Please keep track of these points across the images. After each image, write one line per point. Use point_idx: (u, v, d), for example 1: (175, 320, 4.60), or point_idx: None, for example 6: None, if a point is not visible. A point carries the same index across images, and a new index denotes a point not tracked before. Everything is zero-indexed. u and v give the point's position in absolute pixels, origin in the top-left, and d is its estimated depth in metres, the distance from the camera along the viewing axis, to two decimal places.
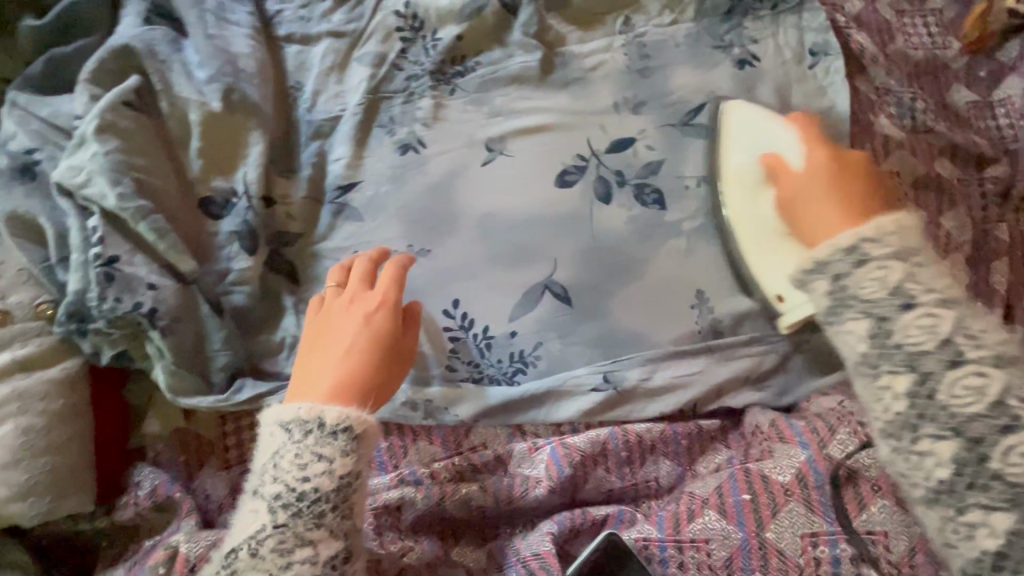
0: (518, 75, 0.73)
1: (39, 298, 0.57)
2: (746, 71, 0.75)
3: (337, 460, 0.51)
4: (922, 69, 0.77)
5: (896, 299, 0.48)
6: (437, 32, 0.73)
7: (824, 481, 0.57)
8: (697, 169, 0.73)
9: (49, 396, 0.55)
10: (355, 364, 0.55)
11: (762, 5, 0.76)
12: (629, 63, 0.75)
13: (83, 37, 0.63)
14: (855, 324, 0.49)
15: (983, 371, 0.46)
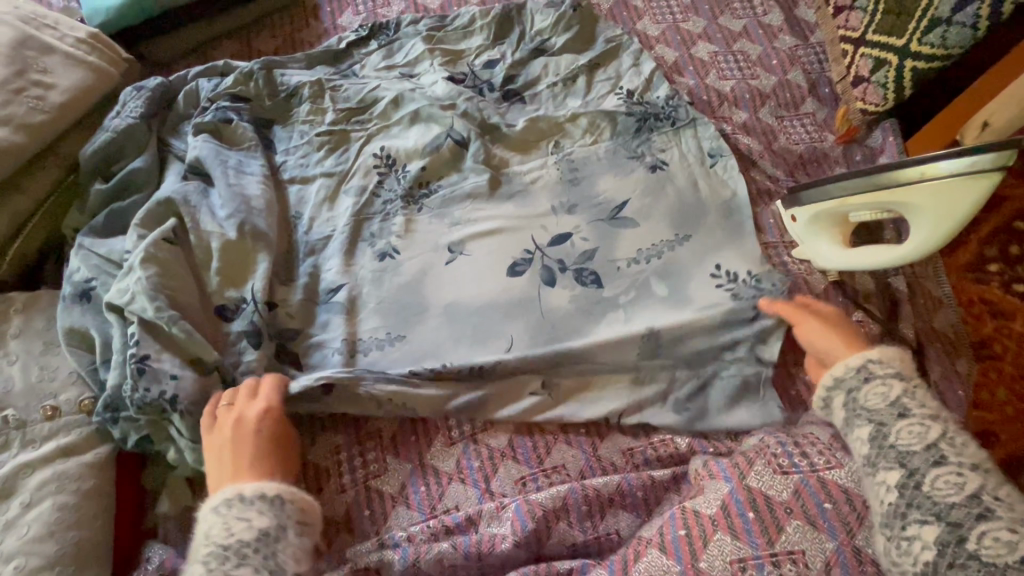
0: (471, 193, 0.92)
1: (84, 396, 0.70)
2: (658, 174, 0.92)
3: (255, 517, 0.59)
4: (806, 158, 0.94)
5: (891, 409, 0.63)
6: (407, 167, 0.93)
7: (744, 508, 0.66)
8: (629, 254, 0.86)
9: (83, 477, 0.66)
10: (260, 457, 0.64)
11: (663, 125, 0.96)
12: (561, 176, 0.93)
13: (137, 194, 0.83)
14: (864, 429, 0.64)
15: (960, 472, 0.57)
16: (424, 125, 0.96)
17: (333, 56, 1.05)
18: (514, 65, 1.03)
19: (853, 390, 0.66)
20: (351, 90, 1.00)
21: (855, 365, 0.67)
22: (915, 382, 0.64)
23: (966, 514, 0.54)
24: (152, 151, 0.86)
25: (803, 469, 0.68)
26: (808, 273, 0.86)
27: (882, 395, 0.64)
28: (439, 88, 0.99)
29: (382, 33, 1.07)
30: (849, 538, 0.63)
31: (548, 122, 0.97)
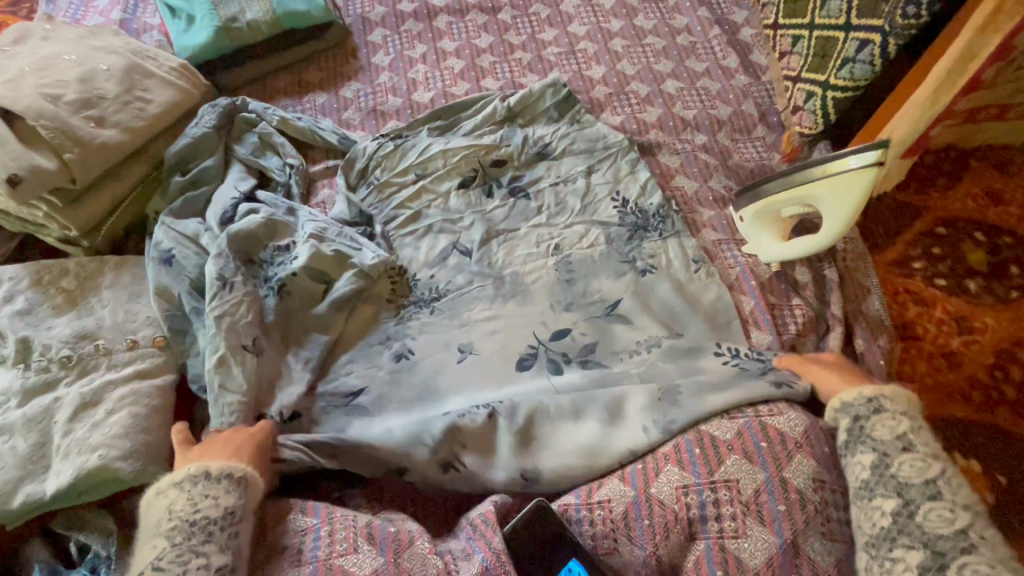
0: (478, 296, 1.01)
1: (157, 334, 0.88)
2: (647, 277, 1.02)
3: (221, 496, 0.69)
4: (755, 172, 1.12)
5: (896, 442, 0.73)
6: (418, 273, 1.04)
7: (694, 445, 0.80)
8: (629, 344, 0.95)
9: (153, 395, 0.83)
10: (242, 450, 0.75)
11: (652, 232, 1.06)
12: (559, 276, 1.03)
13: (207, 185, 1.04)
14: (866, 456, 0.74)
15: (948, 512, 0.67)
16: (433, 237, 1.07)
17: (354, 157, 1.11)
18: (519, 163, 1.14)
19: (861, 416, 0.76)
20: (374, 204, 1.09)
21: (862, 395, 0.77)
22: (917, 420, 0.75)
23: (940, 548, 0.65)
24: (220, 153, 1.08)
25: (748, 415, 0.82)
26: (755, 264, 1.03)
27: (891, 430, 0.74)
28: (453, 200, 1.10)
29: (403, 141, 1.13)
30: (778, 468, 0.76)
31: (545, 231, 1.08)
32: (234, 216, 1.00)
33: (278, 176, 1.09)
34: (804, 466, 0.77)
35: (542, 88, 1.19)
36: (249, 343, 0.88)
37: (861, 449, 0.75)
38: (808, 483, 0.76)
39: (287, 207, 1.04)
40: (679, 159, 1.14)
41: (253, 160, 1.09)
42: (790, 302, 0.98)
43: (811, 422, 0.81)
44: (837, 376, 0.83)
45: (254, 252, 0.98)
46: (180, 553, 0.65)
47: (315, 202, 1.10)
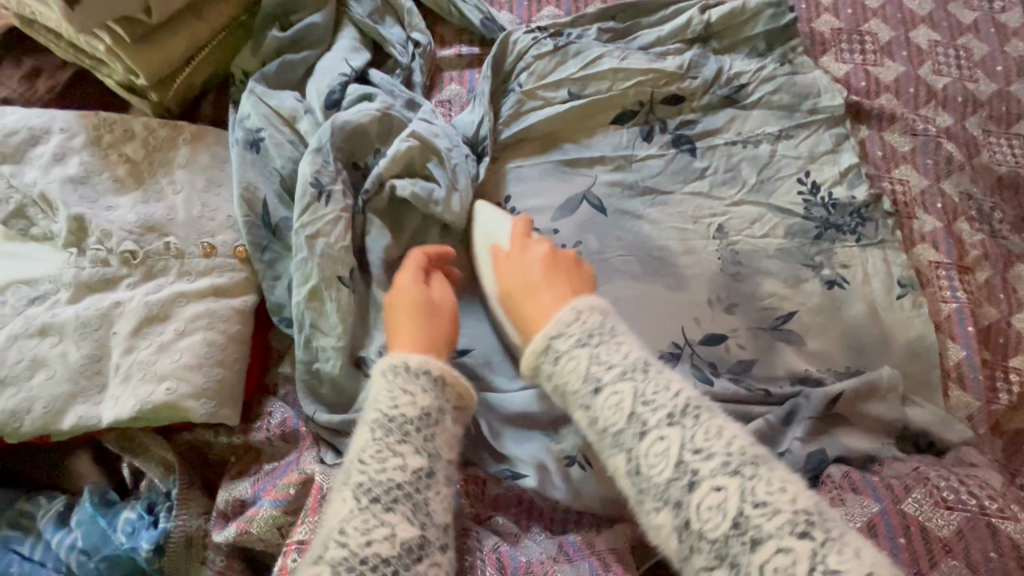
0: (619, 266, 0.83)
1: (237, 242, 0.70)
2: (835, 291, 0.81)
3: (420, 395, 0.54)
4: (1004, 182, 0.86)
5: (588, 383, 0.53)
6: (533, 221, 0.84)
7: (894, 532, 0.58)
8: (792, 370, 0.78)
9: (231, 319, 0.66)
10: (427, 330, 0.60)
11: (847, 237, 0.83)
12: (722, 266, 0.84)
13: (310, 50, 0.80)
14: (616, 459, 0.52)
15: (720, 484, 0.46)
16: (562, 178, 0.86)
17: (501, 53, 0.85)
18: (696, 106, 0.88)
19: (552, 373, 0.57)
20: (512, 121, 0.85)
21: (543, 341, 0.57)
22: (600, 332, 0.55)
23: (687, 490, 0.47)
24: (329, 6, 0.82)
25: (970, 507, 0.59)
26: (977, 305, 0.81)
27: (578, 371, 0.54)
28: (601, 138, 0.87)
29: (566, 42, 0.85)
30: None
31: (704, 202, 0.87)
32: (341, 101, 0.77)
33: (398, 51, 0.83)
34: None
35: (762, 4, 0.89)
36: (346, 275, 0.69)
37: (563, 386, 0.56)
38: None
39: (407, 98, 0.80)
40: (912, 143, 0.87)
41: (369, 25, 0.83)
42: (1008, 364, 0.78)
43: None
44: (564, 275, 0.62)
45: (359, 156, 0.75)
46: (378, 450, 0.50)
47: (438, 99, 0.85)
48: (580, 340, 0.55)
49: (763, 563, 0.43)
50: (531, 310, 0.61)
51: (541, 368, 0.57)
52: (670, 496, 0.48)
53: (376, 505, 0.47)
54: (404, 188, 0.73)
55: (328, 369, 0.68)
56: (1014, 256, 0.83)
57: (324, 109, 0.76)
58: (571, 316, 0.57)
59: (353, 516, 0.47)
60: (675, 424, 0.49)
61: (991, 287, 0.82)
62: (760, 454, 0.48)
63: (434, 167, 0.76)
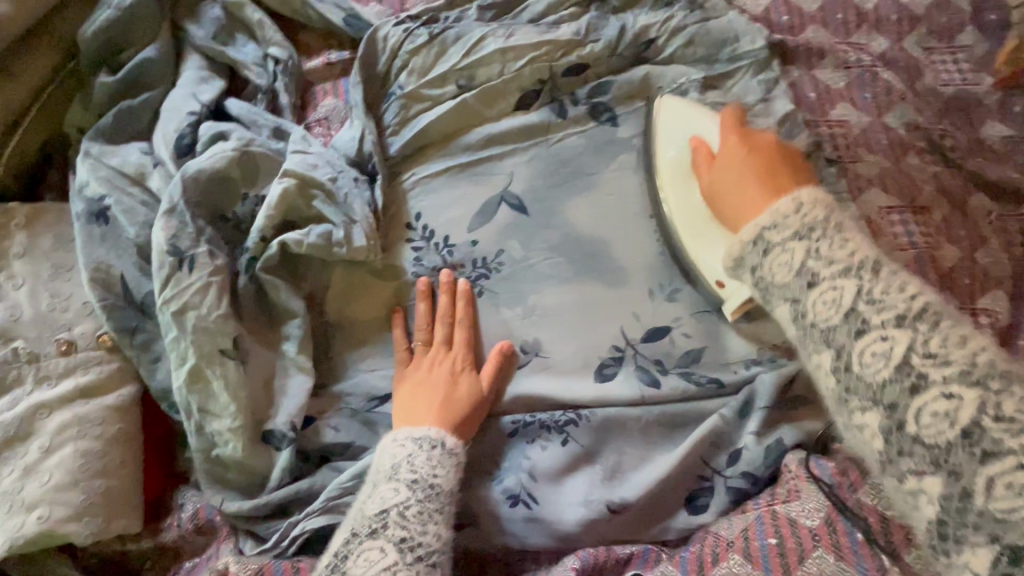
0: (545, 271, 0.73)
1: (100, 330, 0.62)
2: None
3: (454, 470, 0.61)
4: (952, 105, 0.78)
5: (800, 278, 0.47)
6: (447, 236, 0.74)
7: (852, 527, 0.57)
8: (745, 356, 0.72)
9: (106, 421, 0.59)
10: (440, 396, 0.65)
11: None
12: (663, 250, 0.75)
13: (150, 90, 0.70)
14: (821, 357, 0.46)
15: (950, 392, 0.40)
16: (471, 181, 0.75)
17: (371, 53, 0.75)
18: (604, 71, 0.77)
19: (756, 267, 0.50)
20: (402, 128, 0.75)
21: (754, 231, 0.50)
22: (817, 228, 0.48)
23: (907, 393, 0.41)
24: (162, 34, 0.71)
25: None
26: (937, 247, 0.73)
27: (790, 267, 0.47)
28: (506, 125, 0.76)
29: (442, 28, 0.74)
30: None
31: (633, 180, 0.76)
32: (194, 146, 0.67)
33: (253, 74, 0.73)
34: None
35: None
36: (230, 347, 0.61)
37: (764, 286, 0.49)
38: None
39: (273, 127, 0.71)
40: (846, 77, 0.78)
41: (214, 49, 0.72)
42: (976, 307, 0.71)
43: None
44: (777, 169, 0.57)
45: (226, 206, 0.66)
46: (421, 512, 0.56)
47: (314, 118, 0.76)
48: (797, 236, 0.48)
49: (995, 475, 0.37)
50: (747, 192, 0.57)
51: (745, 261, 0.51)
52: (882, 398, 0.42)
53: (420, 563, 0.54)
54: (297, 242, 0.65)
55: (230, 453, 0.61)
56: (972, 185, 0.75)
57: (177, 159, 0.66)
58: (791, 206, 0.49)
59: (400, 571, 0.52)
60: (904, 323, 0.42)
61: (952, 225, 0.74)
62: (1016, 370, 0.40)
63: (321, 205, 0.67)
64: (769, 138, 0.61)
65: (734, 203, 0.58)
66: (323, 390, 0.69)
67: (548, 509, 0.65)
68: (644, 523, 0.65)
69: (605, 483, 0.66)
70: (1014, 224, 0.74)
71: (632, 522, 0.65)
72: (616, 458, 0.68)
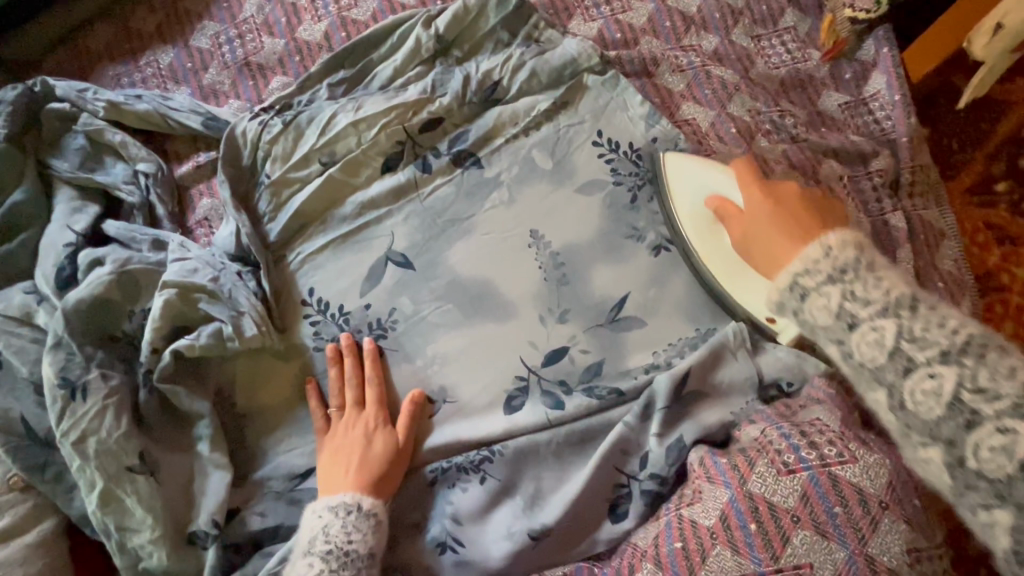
0: (440, 319, 0.77)
1: (9, 472, 0.64)
2: (662, 256, 0.79)
3: (371, 530, 0.64)
4: (787, 84, 0.83)
5: (839, 322, 0.51)
6: (341, 305, 0.77)
7: (746, 520, 0.57)
8: (643, 360, 0.75)
9: (28, 559, 0.61)
10: (357, 461, 0.67)
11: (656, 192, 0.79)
12: (546, 276, 0.78)
13: (26, 230, 0.73)
14: (832, 349, 0.52)
15: (934, 370, 0.46)
16: (356, 248, 0.79)
17: (235, 150, 0.79)
18: (460, 120, 0.83)
19: (797, 312, 0.53)
20: (279, 212, 0.78)
21: (789, 278, 0.54)
22: (849, 271, 0.51)
23: (902, 374, 0.48)
24: (28, 176, 0.74)
25: (811, 463, 0.58)
26: None
27: (828, 309, 0.51)
28: (377, 190, 0.80)
29: (295, 114, 0.79)
30: (863, 545, 0.54)
31: (507, 214, 0.80)
32: (75, 276, 0.70)
33: (125, 193, 0.76)
34: (896, 533, 0.55)
35: None
36: (137, 462, 0.64)
37: (808, 328, 0.53)
38: (903, 559, 0.54)
39: (152, 239, 0.74)
40: (684, 79, 0.83)
41: (82, 177, 0.75)
42: None
43: (893, 467, 0.59)
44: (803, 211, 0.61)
45: (114, 326, 0.69)
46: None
47: (195, 220, 0.79)
48: (830, 279, 0.51)
49: (911, 386, 0.47)
50: (787, 238, 0.59)
51: (784, 309, 0.55)
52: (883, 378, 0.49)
53: None
54: (188, 347, 0.67)
55: (156, 564, 0.63)
56: (821, 154, 0.79)
57: (59, 293, 0.69)
58: (821, 251, 0.52)
59: None
60: (948, 360, 0.46)
61: None
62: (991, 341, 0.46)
63: (206, 305, 0.69)
64: (789, 186, 0.65)
65: (752, 238, 0.65)
66: (245, 480, 0.71)
67: (475, 550, 0.67)
68: (569, 542, 0.68)
69: (527, 512, 0.68)
70: (864, 182, 0.78)
71: (560, 543, 0.67)
72: (534, 485, 0.70)
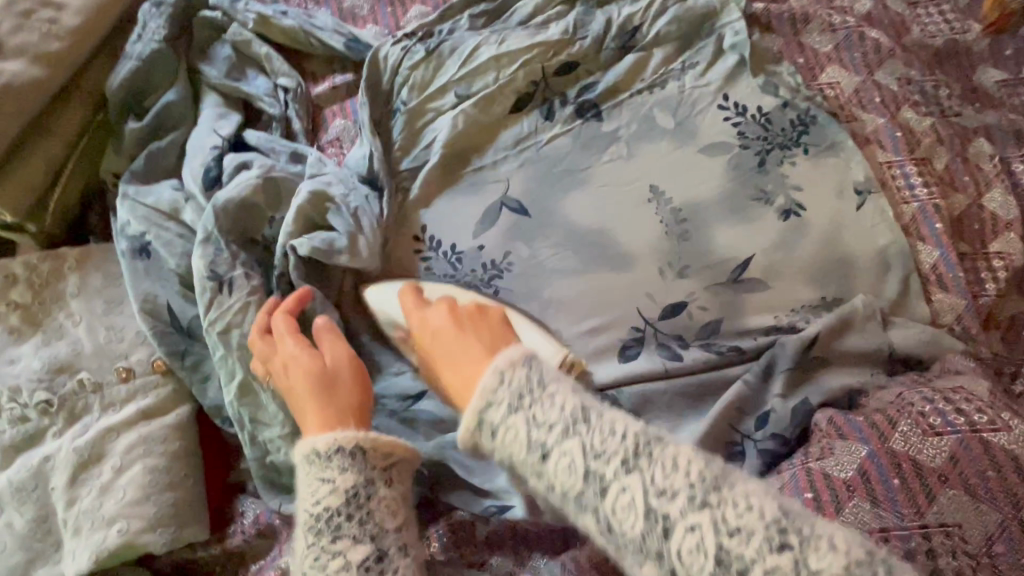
0: (553, 263, 0.76)
1: (154, 356, 0.67)
2: (792, 221, 0.75)
3: (338, 477, 0.50)
4: (942, 55, 0.80)
5: (533, 450, 0.46)
6: (454, 245, 0.76)
7: (888, 474, 0.56)
8: (763, 323, 0.73)
9: (168, 438, 0.64)
10: (312, 399, 0.55)
11: (795, 148, 0.77)
12: (668, 231, 0.76)
13: (174, 130, 0.75)
14: (565, 501, 0.45)
15: (693, 521, 0.40)
16: (474, 187, 0.78)
17: (374, 73, 0.80)
18: (595, 68, 0.82)
19: (495, 431, 0.47)
20: (408, 141, 0.79)
21: (475, 410, 0.48)
22: (539, 388, 0.47)
23: (664, 540, 0.41)
24: (179, 78, 0.76)
25: (960, 428, 0.57)
26: (943, 198, 0.74)
27: (518, 438, 0.46)
28: (503, 132, 0.80)
29: (438, 42, 0.79)
30: (1016, 509, 0.53)
31: (626, 167, 0.79)
32: (220, 177, 0.72)
33: (265, 106, 0.78)
34: None
35: None
36: None
37: (501, 454, 0.48)
38: None
39: (290, 152, 0.75)
40: (833, 40, 0.81)
41: (229, 85, 0.77)
42: (988, 251, 0.73)
43: None
44: (466, 373, 0.52)
45: (255, 230, 0.71)
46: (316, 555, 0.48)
47: (326, 139, 0.80)
48: (512, 407, 0.47)
49: None
50: (468, 356, 0.53)
51: (481, 445, 0.49)
52: (651, 547, 0.41)
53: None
54: (326, 258, 0.69)
55: (283, 459, 0.65)
56: (972, 131, 0.76)
57: (207, 192, 0.71)
58: (496, 378, 0.48)
59: None
60: (700, 505, 0.40)
61: (953, 173, 0.75)
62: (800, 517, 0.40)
63: (343, 219, 0.71)
64: (490, 315, 0.57)
65: (440, 360, 0.55)
66: None
67: None
68: None
69: None
70: (1017, 164, 0.76)
71: None
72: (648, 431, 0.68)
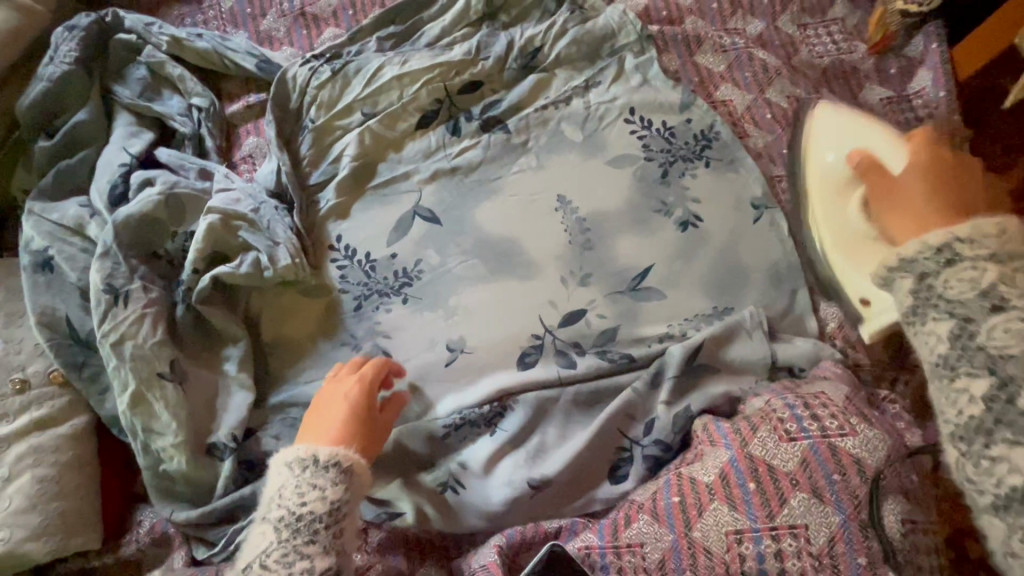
0: (459, 272, 0.78)
1: (51, 367, 0.68)
2: (690, 232, 0.78)
3: (330, 488, 0.57)
4: (829, 73, 0.84)
5: (983, 299, 0.42)
6: (368, 253, 0.79)
7: (745, 478, 0.59)
8: (657, 331, 0.75)
9: (60, 449, 0.65)
10: (337, 419, 0.62)
11: (696, 163, 0.80)
12: (571, 239, 0.79)
13: (86, 148, 0.77)
14: (937, 325, 0.44)
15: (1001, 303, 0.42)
16: (382, 203, 0.81)
17: (283, 93, 0.83)
18: (500, 87, 0.85)
19: (923, 277, 0.45)
20: (320, 156, 0.82)
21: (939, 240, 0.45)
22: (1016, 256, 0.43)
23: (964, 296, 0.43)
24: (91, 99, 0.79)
25: (812, 433, 0.60)
26: None
27: (974, 282, 0.43)
28: (409, 145, 0.82)
29: (344, 63, 0.83)
30: (857, 512, 0.56)
31: (534, 178, 0.81)
32: (126, 194, 0.74)
33: (177, 124, 0.80)
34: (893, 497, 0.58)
35: None
36: (168, 370, 0.68)
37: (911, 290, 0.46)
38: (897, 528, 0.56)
39: (199, 169, 0.77)
40: (725, 60, 0.85)
41: (141, 105, 0.80)
42: None
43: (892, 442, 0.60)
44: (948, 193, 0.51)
45: (158, 244, 0.73)
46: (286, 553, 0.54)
47: (239, 156, 0.83)
48: (995, 256, 0.43)
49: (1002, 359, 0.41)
50: (932, 201, 0.51)
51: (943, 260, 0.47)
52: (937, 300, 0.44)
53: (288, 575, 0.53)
54: (229, 275, 0.71)
55: (175, 468, 0.66)
56: None
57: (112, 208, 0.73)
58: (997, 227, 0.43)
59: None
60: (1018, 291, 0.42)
61: None
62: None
63: (246, 234, 0.73)
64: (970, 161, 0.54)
65: (907, 175, 0.55)
66: (261, 403, 0.73)
67: (474, 494, 0.69)
68: (568, 496, 0.69)
69: (529, 463, 0.69)
70: None
71: (557, 495, 0.69)
72: (540, 440, 0.71)
